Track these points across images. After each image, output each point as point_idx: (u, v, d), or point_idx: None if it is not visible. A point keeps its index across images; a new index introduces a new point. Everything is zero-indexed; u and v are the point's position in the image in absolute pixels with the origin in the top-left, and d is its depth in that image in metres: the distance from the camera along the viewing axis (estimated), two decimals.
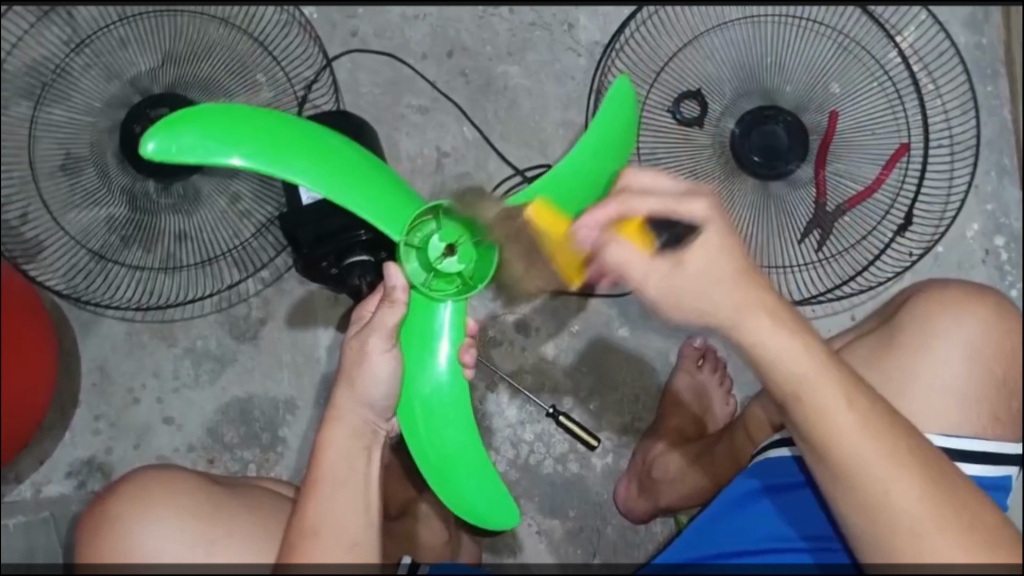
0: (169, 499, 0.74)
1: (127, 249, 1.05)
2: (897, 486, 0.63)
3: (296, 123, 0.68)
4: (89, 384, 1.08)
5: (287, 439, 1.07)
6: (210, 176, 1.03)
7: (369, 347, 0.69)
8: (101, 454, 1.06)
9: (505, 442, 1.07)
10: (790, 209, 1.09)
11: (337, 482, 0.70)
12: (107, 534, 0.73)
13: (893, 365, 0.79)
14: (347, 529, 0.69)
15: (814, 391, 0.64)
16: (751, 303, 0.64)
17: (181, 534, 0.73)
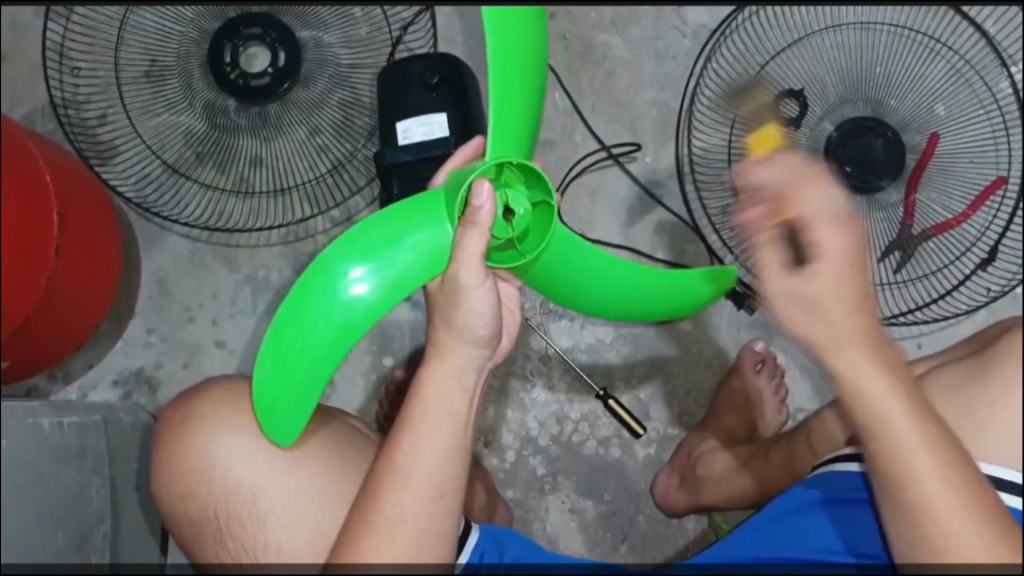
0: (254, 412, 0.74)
1: (201, 165, 1.05)
2: (967, 529, 0.58)
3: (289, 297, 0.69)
4: (146, 296, 1.07)
5: (335, 381, 1.06)
6: (294, 105, 1.02)
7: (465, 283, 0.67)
8: (150, 368, 1.06)
9: (551, 415, 1.06)
10: (871, 226, 1.05)
11: (429, 431, 0.68)
12: (191, 432, 0.74)
13: (980, 393, 0.69)
14: (434, 467, 0.67)
15: (878, 396, 0.62)
16: (855, 333, 0.63)
17: (261, 450, 0.72)
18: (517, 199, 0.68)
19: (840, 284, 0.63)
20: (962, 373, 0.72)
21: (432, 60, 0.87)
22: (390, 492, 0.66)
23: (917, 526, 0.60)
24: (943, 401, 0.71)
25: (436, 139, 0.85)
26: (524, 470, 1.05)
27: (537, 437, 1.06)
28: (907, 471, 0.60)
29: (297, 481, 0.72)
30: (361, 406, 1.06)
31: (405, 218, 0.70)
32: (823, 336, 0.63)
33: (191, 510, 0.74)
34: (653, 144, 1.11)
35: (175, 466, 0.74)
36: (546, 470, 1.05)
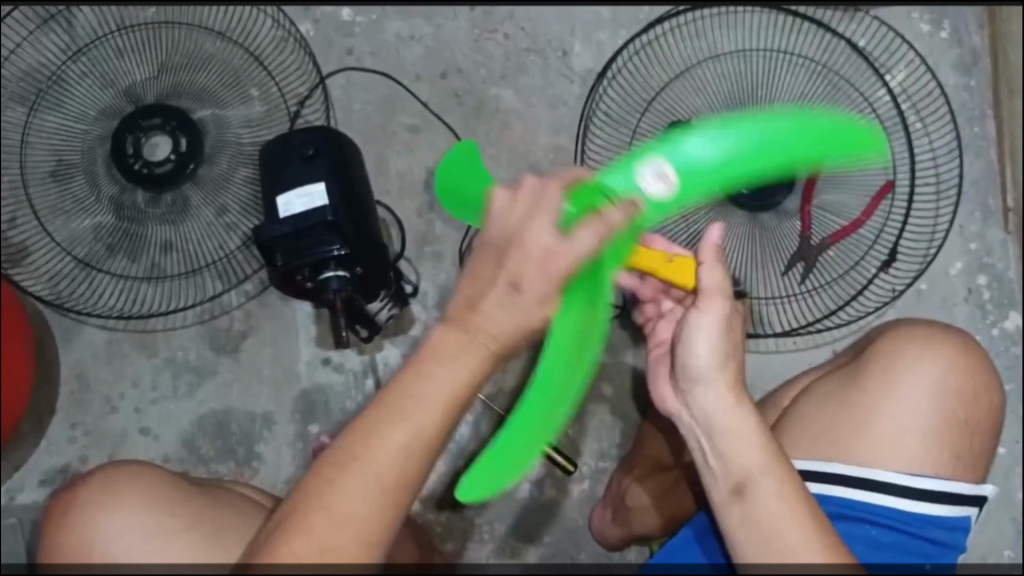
0: (136, 486, 0.75)
1: (112, 257, 1.06)
2: (767, 476, 0.66)
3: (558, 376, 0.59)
4: (67, 391, 1.07)
5: (263, 454, 1.06)
6: (201, 185, 1.04)
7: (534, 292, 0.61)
8: (76, 463, 1.05)
9: (481, 463, 1.06)
10: (779, 237, 1.09)
11: (410, 425, 0.61)
12: (75, 513, 0.74)
13: (856, 402, 0.79)
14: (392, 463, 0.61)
15: (720, 412, 0.68)
16: (719, 353, 0.68)
17: (142, 522, 0.73)
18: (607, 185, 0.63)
19: (712, 318, 0.68)
20: (833, 387, 0.82)
21: (315, 135, 0.95)
22: (335, 495, 0.61)
23: (716, 471, 0.68)
24: (816, 411, 0.81)
25: (315, 209, 0.90)
26: (460, 521, 1.05)
27: None
28: (722, 430, 0.68)
29: (182, 551, 0.73)
30: (291, 476, 1.06)
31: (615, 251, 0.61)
32: (699, 364, 0.69)
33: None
34: None
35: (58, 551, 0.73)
36: (483, 518, 1.05)
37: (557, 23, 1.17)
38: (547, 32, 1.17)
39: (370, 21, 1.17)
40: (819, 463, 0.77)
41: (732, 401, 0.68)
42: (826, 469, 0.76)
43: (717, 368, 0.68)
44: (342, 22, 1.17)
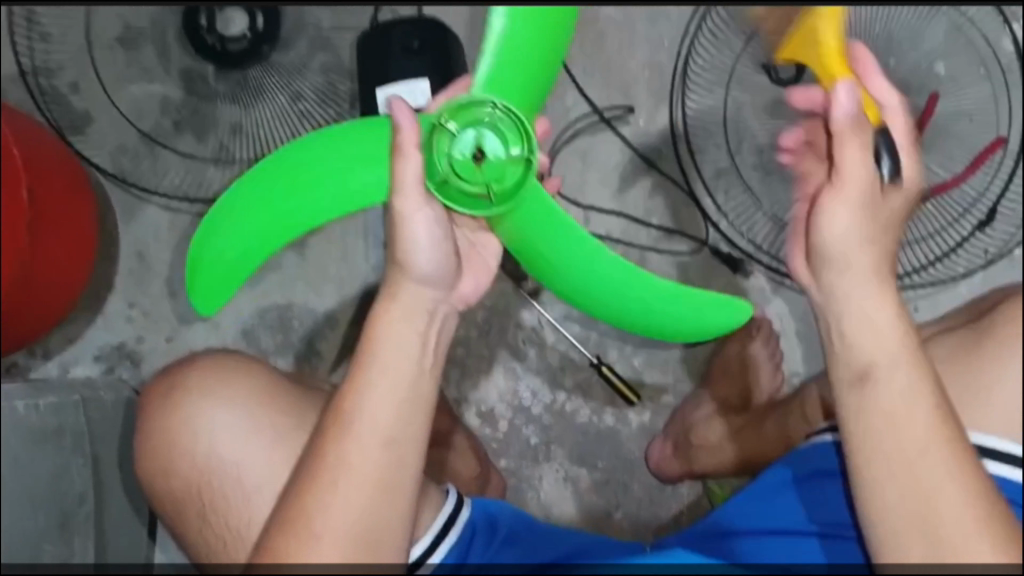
0: (226, 387, 0.73)
1: (179, 135, 1.03)
2: (926, 464, 0.62)
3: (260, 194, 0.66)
4: (126, 269, 1.04)
5: (323, 353, 1.03)
6: (277, 68, 0.98)
7: (400, 208, 0.64)
8: (133, 342, 1.03)
9: (543, 384, 1.03)
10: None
11: (374, 422, 0.65)
12: (176, 403, 0.74)
13: (979, 367, 0.68)
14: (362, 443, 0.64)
15: (893, 379, 0.63)
16: (904, 339, 0.64)
17: (242, 422, 0.72)
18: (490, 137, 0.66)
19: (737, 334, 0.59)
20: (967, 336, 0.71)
21: (410, 27, 0.88)
22: (316, 503, 0.63)
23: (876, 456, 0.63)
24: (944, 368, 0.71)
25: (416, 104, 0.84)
26: (517, 440, 1.03)
27: (529, 407, 1.03)
28: (892, 399, 0.63)
29: (288, 449, 0.71)
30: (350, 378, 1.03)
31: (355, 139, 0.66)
32: (863, 346, 0.65)
33: (173, 487, 0.74)
34: (646, 107, 1.10)
35: (158, 440, 0.74)
36: (540, 440, 1.02)
37: None
38: None
39: None
40: None
41: (919, 379, 0.63)
42: None
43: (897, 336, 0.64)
44: None
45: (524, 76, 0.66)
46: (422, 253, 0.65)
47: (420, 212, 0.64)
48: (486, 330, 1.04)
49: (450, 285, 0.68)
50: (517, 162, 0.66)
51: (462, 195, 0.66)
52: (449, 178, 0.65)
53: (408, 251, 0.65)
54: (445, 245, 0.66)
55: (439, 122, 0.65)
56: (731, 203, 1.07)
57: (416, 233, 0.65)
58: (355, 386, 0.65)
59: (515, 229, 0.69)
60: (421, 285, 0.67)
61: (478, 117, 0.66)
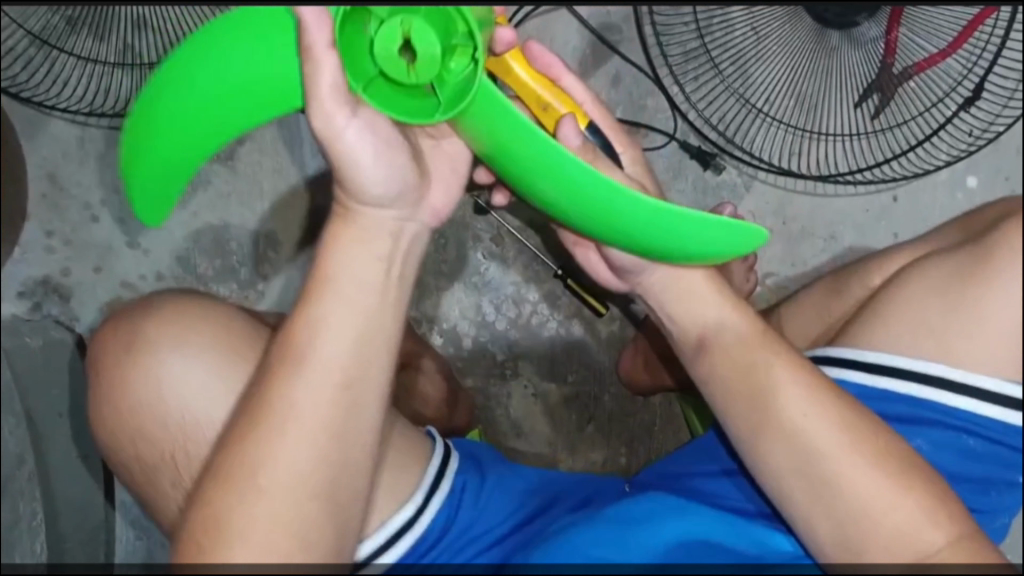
0: (174, 332, 0.60)
1: (75, 34, 0.88)
2: (807, 411, 0.58)
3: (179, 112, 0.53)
4: (38, 195, 0.94)
5: (268, 277, 0.96)
6: None
7: (332, 125, 0.51)
8: (57, 275, 0.94)
9: (507, 297, 0.99)
10: (846, 65, 0.93)
11: (327, 362, 0.53)
12: (135, 353, 0.60)
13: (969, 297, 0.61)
14: (312, 384, 0.53)
15: (744, 350, 0.61)
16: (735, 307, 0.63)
17: (208, 365, 0.59)
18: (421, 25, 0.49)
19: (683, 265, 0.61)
20: (965, 255, 0.62)
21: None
22: (258, 458, 0.52)
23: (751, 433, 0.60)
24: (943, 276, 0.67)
25: None
26: (482, 358, 0.99)
27: (492, 323, 0.99)
28: (748, 366, 0.61)
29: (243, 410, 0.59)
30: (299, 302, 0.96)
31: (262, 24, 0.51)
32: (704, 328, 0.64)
33: (141, 454, 0.60)
34: None
35: (105, 404, 0.61)
36: (507, 354, 0.99)
37: None
38: None
39: None
40: (896, 356, 0.63)
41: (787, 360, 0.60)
42: (867, 360, 0.64)
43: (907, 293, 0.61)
44: None
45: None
46: (369, 169, 0.53)
47: (355, 120, 0.51)
48: (442, 244, 0.97)
49: (413, 202, 0.57)
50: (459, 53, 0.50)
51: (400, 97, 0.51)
52: (371, 76, 0.51)
53: (356, 175, 0.53)
54: (401, 157, 0.54)
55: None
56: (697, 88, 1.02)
57: (354, 149, 0.52)
58: (305, 315, 0.54)
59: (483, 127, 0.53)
60: (377, 205, 0.55)
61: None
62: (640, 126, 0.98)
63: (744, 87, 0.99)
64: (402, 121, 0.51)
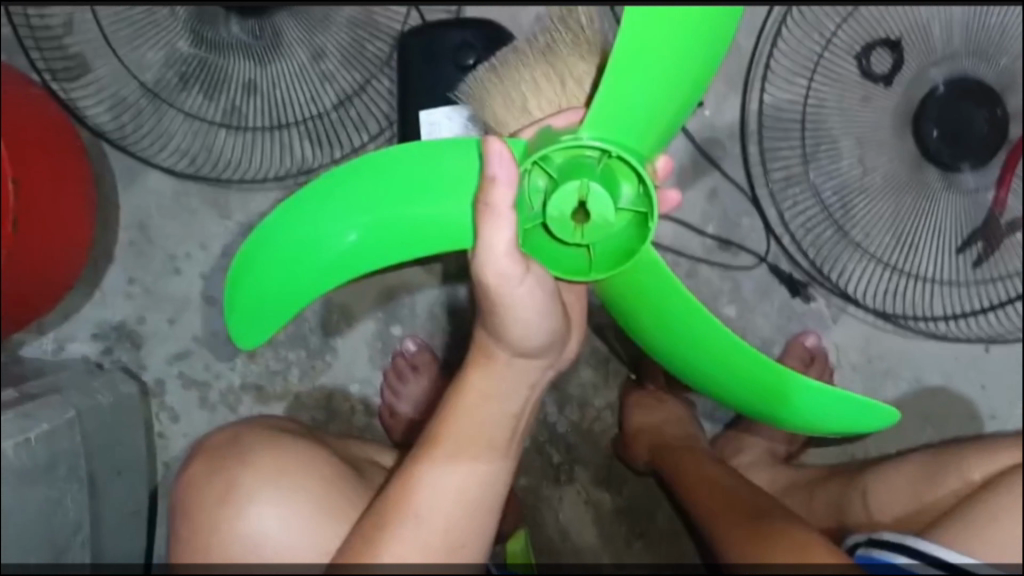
0: (272, 468, 0.68)
1: (185, 90, 0.88)
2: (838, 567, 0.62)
3: (317, 229, 0.53)
4: (126, 241, 0.95)
5: (337, 349, 0.96)
6: (299, 19, 0.84)
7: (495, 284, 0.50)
8: (133, 322, 0.95)
9: (573, 399, 0.97)
10: (949, 210, 0.91)
11: (433, 522, 0.55)
12: (228, 503, 0.67)
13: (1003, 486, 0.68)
14: (441, 498, 0.55)
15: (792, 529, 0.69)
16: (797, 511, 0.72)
17: (296, 511, 0.66)
18: (597, 194, 0.49)
19: None
20: None
21: (472, 34, 0.75)
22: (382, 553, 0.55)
23: None
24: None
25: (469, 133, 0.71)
26: (537, 457, 0.97)
27: (554, 422, 0.97)
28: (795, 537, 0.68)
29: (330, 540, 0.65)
30: (365, 377, 0.96)
31: (434, 168, 0.53)
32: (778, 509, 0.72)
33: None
34: (714, 96, 1.00)
35: (205, 537, 0.66)
36: (563, 458, 0.97)
37: None
38: None
39: None
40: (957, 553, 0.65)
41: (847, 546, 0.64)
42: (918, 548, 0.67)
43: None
44: None
45: (645, 104, 0.50)
46: (520, 325, 0.53)
47: (527, 284, 0.51)
48: None
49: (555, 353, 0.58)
50: (624, 214, 0.51)
51: (553, 256, 0.53)
52: (533, 225, 0.52)
53: (518, 331, 0.53)
54: (556, 316, 0.55)
55: (531, 161, 0.49)
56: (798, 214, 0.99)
57: (518, 304, 0.52)
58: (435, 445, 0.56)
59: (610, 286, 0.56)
60: (519, 361, 0.56)
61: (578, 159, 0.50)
62: (731, 243, 1.01)
63: (846, 219, 0.96)
64: (555, 276, 0.53)
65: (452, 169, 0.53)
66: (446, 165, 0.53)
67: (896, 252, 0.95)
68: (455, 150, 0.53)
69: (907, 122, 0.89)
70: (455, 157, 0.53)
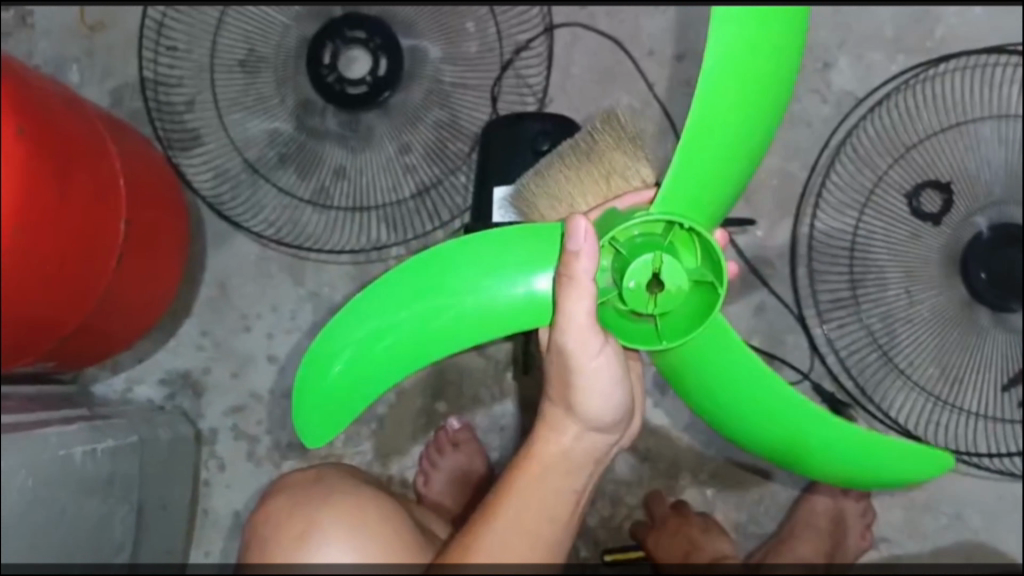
0: (342, 491, 0.80)
1: (282, 169, 0.98)
2: None
3: (383, 324, 0.55)
4: (206, 296, 1.03)
5: (383, 419, 1.00)
6: (392, 117, 0.94)
7: (575, 350, 0.57)
8: (198, 371, 1.02)
9: (607, 494, 1.00)
10: (991, 347, 0.94)
11: (493, 573, 0.67)
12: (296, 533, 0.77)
13: None
14: (515, 536, 0.66)
15: None
16: None
17: (348, 530, 0.77)
18: (671, 268, 0.53)
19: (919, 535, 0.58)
20: None
21: (550, 125, 0.83)
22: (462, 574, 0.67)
23: None
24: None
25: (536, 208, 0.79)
26: (565, 551, 0.99)
27: (587, 519, 1.00)
28: None
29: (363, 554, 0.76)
30: (406, 449, 1.00)
31: (500, 257, 0.56)
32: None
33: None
34: (768, 218, 1.02)
35: (286, 540, 0.78)
36: (591, 555, 1.00)
37: (828, 28, 1.01)
38: (813, 33, 1.01)
39: None
40: None
41: None
42: None
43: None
44: None
45: (714, 165, 0.54)
46: (596, 392, 0.61)
47: (598, 353, 0.58)
48: None
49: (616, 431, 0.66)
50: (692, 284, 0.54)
51: (628, 325, 0.56)
52: (611, 300, 0.56)
53: (587, 392, 0.61)
54: (620, 386, 0.62)
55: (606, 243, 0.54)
56: (846, 338, 1.00)
57: (591, 367, 0.59)
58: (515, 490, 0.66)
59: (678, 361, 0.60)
60: (584, 431, 0.64)
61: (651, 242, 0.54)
62: (775, 357, 1.02)
63: (892, 346, 0.97)
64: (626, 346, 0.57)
65: (514, 257, 0.56)
66: (511, 254, 0.56)
67: (941, 385, 0.96)
68: (520, 238, 0.56)
69: (956, 266, 0.92)
70: (522, 246, 0.56)
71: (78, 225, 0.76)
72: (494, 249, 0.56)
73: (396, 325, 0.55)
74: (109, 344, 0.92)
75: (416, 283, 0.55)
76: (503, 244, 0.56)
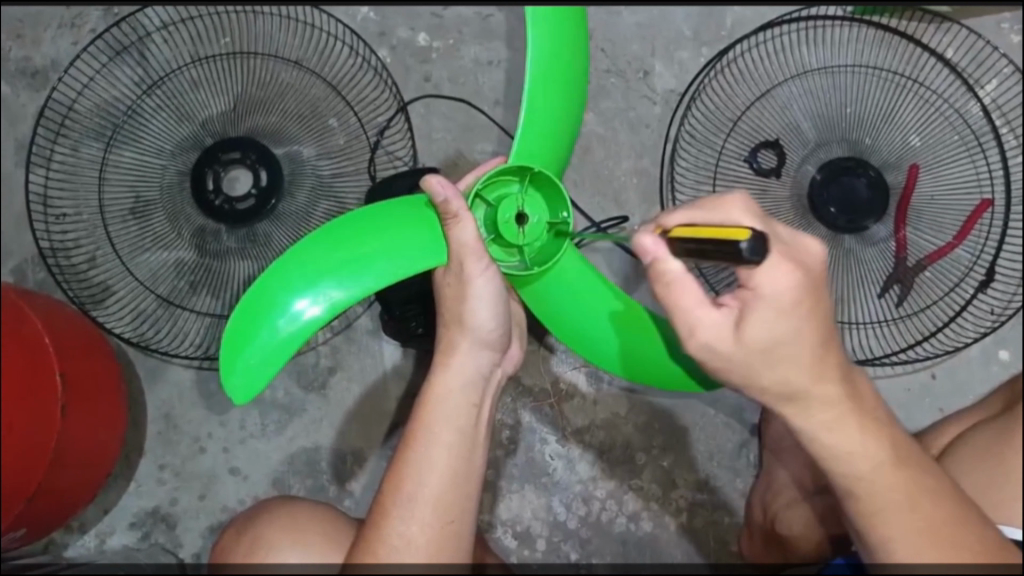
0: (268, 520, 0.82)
1: (195, 294, 1.04)
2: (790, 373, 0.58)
3: (300, 277, 0.65)
4: (155, 432, 1.07)
5: (355, 492, 1.04)
6: (281, 222, 1.02)
7: (467, 271, 0.66)
8: (166, 505, 1.05)
9: (576, 497, 1.05)
10: (865, 263, 1.06)
11: (426, 498, 0.65)
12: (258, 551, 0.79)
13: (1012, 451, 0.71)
14: (416, 512, 0.64)
15: (791, 372, 0.58)
16: (802, 352, 0.57)
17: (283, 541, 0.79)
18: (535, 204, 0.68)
19: (768, 312, 0.56)
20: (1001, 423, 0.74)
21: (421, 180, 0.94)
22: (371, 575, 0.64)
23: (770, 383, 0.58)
24: (969, 463, 0.73)
25: None
26: (557, 559, 1.05)
27: (564, 520, 1.05)
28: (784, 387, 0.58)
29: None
30: None
31: (392, 219, 0.68)
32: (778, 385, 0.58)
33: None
34: (638, 212, 1.14)
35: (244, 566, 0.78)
36: (580, 554, 1.05)
37: (638, 42, 1.16)
38: (627, 52, 1.16)
39: (447, 46, 1.14)
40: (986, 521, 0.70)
41: (802, 379, 0.58)
42: None
43: (740, 355, 0.57)
44: (419, 48, 1.14)
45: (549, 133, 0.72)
46: (482, 312, 0.68)
47: (480, 274, 0.67)
48: (511, 447, 1.06)
49: (501, 348, 0.72)
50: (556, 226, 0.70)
51: (502, 254, 0.70)
52: (490, 236, 0.69)
53: (474, 315, 0.68)
54: (502, 303, 0.69)
55: (472, 193, 0.68)
56: None
57: (478, 294, 0.67)
58: (411, 455, 0.66)
59: (539, 301, 0.76)
60: (478, 348, 0.70)
61: (506, 186, 0.69)
62: None
63: None
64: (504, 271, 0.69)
65: (400, 216, 0.68)
66: (395, 212, 0.68)
67: (830, 309, 1.08)
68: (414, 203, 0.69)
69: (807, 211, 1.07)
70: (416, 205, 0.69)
71: (14, 383, 0.83)
72: (381, 213, 0.68)
73: (312, 276, 0.66)
74: (67, 507, 0.95)
75: (324, 243, 0.67)
76: (396, 208, 0.69)
